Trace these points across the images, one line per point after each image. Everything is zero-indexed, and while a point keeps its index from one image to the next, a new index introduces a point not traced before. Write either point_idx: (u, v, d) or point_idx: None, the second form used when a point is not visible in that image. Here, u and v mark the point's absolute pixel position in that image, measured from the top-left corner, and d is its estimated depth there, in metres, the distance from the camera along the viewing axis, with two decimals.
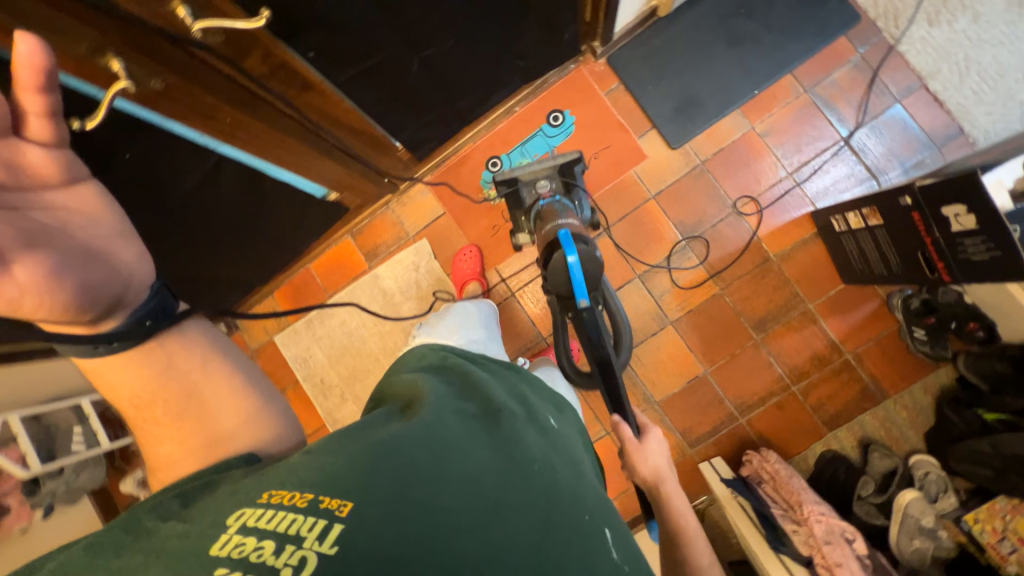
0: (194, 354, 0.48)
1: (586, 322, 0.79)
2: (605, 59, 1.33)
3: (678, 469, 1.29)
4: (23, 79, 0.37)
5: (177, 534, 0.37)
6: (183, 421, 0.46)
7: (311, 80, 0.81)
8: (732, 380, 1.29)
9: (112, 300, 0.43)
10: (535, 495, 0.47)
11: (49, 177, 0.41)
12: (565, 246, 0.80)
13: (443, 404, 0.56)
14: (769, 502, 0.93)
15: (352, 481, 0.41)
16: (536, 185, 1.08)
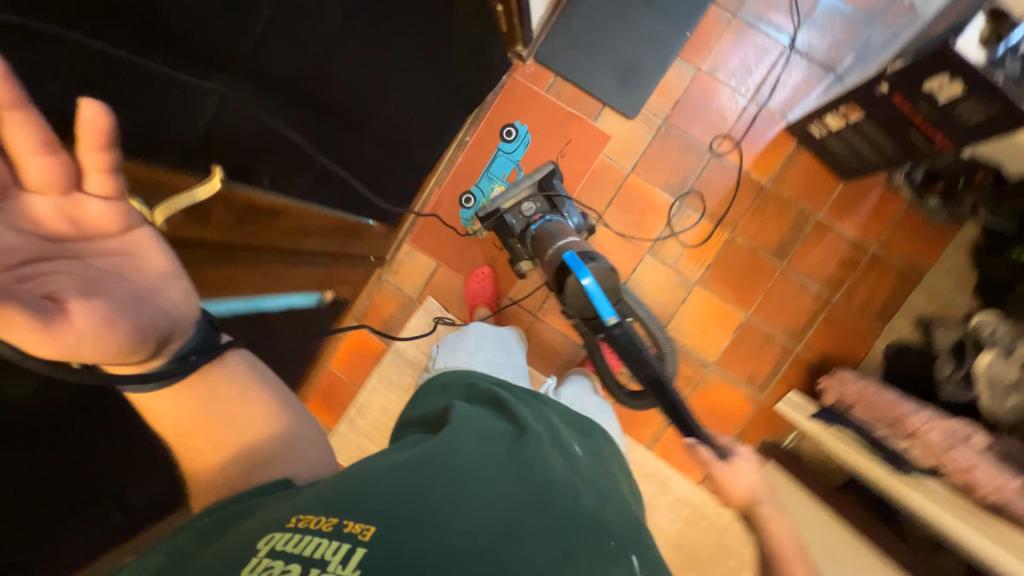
0: (234, 386, 0.52)
1: (619, 338, 0.79)
2: (532, 58, 1.30)
3: (759, 416, 1.28)
4: (84, 141, 0.35)
5: (211, 554, 0.41)
6: (222, 446, 0.51)
7: (277, 206, 0.76)
8: (775, 314, 1.27)
9: (162, 337, 0.45)
10: (552, 520, 0.50)
11: (109, 227, 0.41)
12: (576, 269, 0.82)
13: (471, 428, 0.61)
14: (868, 425, 0.91)
15: (376, 505, 0.45)
16: (520, 210, 1.05)
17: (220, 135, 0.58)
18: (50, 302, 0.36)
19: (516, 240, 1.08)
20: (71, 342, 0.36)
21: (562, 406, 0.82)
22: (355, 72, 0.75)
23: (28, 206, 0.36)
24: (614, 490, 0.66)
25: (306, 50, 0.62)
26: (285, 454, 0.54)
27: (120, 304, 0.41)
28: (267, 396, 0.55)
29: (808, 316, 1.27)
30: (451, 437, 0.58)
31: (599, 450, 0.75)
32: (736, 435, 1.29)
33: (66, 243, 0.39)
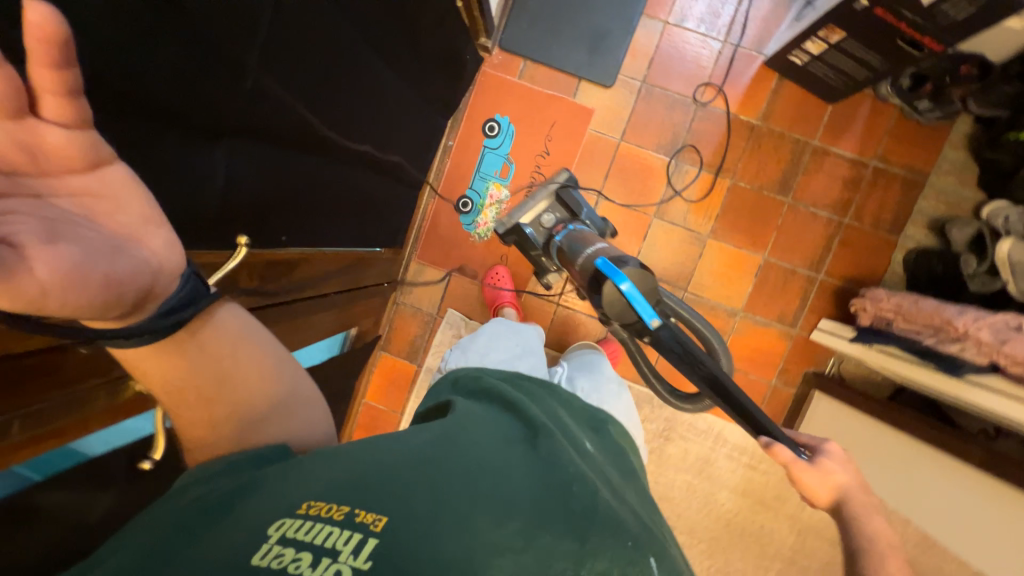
0: (224, 341, 0.50)
1: (665, 341, 0.72)
2: (497, 48, 1.27)
3: (796, 351, 1.30)
4: (31, 52, 0.28)
5: (219, 537, 0.41)
6: (213, 401, 0.50)
7: (295, 257, 0.74)
8: (791, 248, 1.28)
9: (140, 294, 0.39)
10: (569, 520, 0.52)
11: (74, 161, 0.34)
12: (613, 275, 0.76)
13: (484, 429, 0.63)
14: (915, 335, 0.93)
15: (389, 501, 0.47)
16: (541, 220, 1.09)
17: (233, 201, 0.55)
18: (2, 244, 0.28)
19: (537, 249, 1.11)
20: (33, 294, 0.30)
21: (576, 402, 0.86)
22: (345, 103, 0.71)
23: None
24: (629, 489, 0.68)
25: (298, 92, 0.59)
26: (281, 412, 0.55)
27: (91, 248, 0.34)
28: (263, 352, 0.54)
29: (823, 243, 1.27)
30: (464, 437, 0.60)
31: (614, 450, 0.77)
32: (778, 373, 1.31)
33: (24, 179, 0.32)
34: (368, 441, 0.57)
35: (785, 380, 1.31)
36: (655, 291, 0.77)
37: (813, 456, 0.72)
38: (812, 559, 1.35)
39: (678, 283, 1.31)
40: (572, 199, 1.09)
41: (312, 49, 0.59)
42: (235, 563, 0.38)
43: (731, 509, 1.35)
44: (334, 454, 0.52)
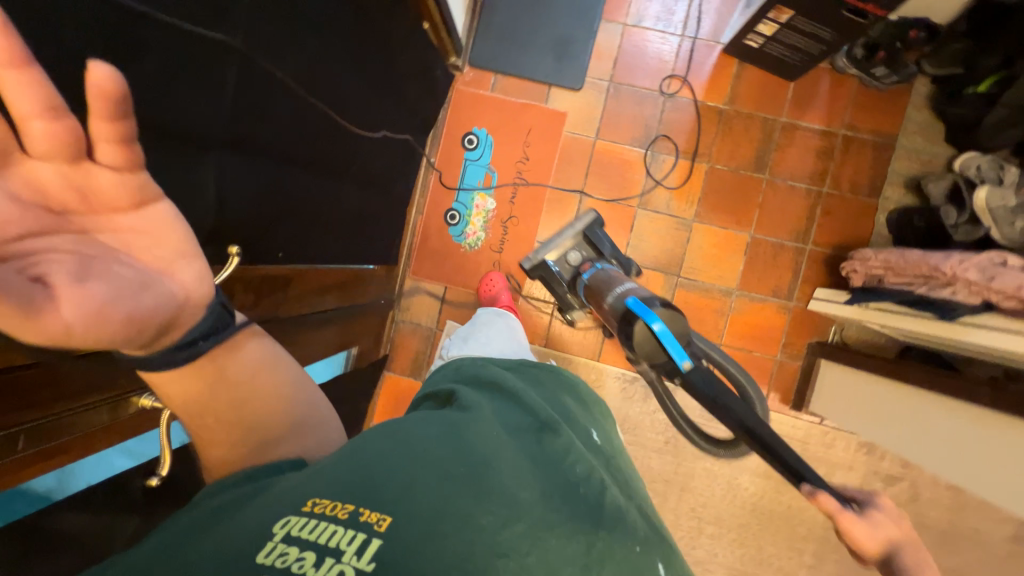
0: (242, 366, 0.55)
1: (697, 384, 0.69)
2: (468, 65, 1.33)
3: (796, 323, 1.31)
4: (94, 108, 0.32)
5: (226, 534, 0.43)
6: (231, 422, 0.55)
7: (290, 273, 0.76)
8: (776, 222, 1.30)
9: (164, 321, 0.44)
10: (575, 523, 0.56)
11: (120, 200, 0.38)
12: (644, 315, 0.75)
13: (490, 428, 0.65)
14: (906, 287, 0.94)
15: (395, 498, 0.48)
16: (567, 258, 1.14)
17: (227, 216, 0.57)
18: (35, 284, 0.33)
19: (565, 286, 1.16)
20: (58, 332, 0.35)
21: (583, 386, 0.97)
22: (326, 121, 0.75)
23: (31, 174, 0.32)
24: (626, 484, 0.73)
25: (280, 110, 0.62)
26: (297, 431, 0.60)
27: (124, 286, 0.39)
28: (279, 374, 0.59)
29: (806, 214, 1.30)
30: (470, 435, 0.61)
31: (611, 442, 0.85)
32: (782, 347, 1.32)
33: (72, 217, 0.36)
34: (374, 434, 0.59)
35: (790, 353, 1.32)
36: (688, 334, 0.74)
37: (863, 509, 0.64)
38: None
39: (671, 269, 1.33)
40: (599, 240, 1.13)
41: (291, 69, 0.62)
42: (241, 562, 0.39)
43: (755, 492, 1.33)
44: (340, 454, 0.54)
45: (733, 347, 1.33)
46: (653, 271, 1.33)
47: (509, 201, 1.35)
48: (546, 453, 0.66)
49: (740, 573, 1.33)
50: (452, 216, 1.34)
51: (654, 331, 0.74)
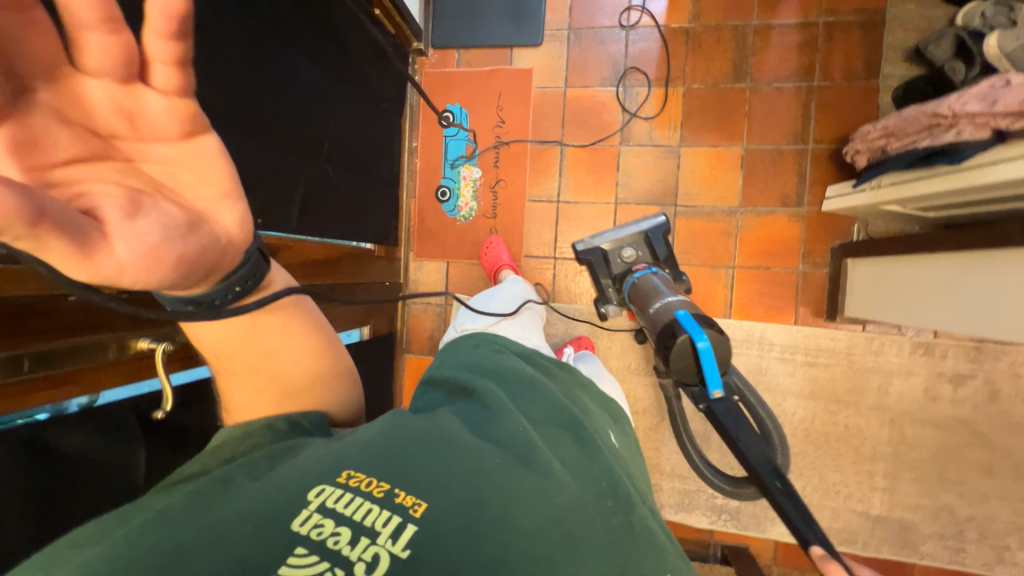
0: (274, 317, 0.54)
1: (718, 412, 0.82)
2: (432, 48, 1.38)
3: (812, 229, 1.22)
4: (153, 23, 0.33)
5: (259, 493, 0.45)
6: (257, 368, 0.54)
7: (273, 243, 0.83)
8: (768, 129, 1.24)
9: (207, 269, 0.43)
10: (611, 534, 0.50)
11: (168, 129, 0.38)
12: (693, 330, 0.80)
13: (522, 417, 0.62)
14: (912, 141, 0.86)
15: (431, 487, 0.47)
16: (622, 255, 1.09)
17: None
18: (87, 218, 0.32)
19: (609, 279, 1.12)
20: (111, 273, 0.34)
21: (596, 388, 0.88)
22: (284, 96, 0.81)
23: (81, 93, 0.34)
24: (650, 491, 0.68)
25: (231, 83, 0.69)
26: (324, 386, 0.60)
27: (173, 224, 0.38)
28: (311, 328, 0.59)
29: (800, 113, 1.22)
30: (501, 427, 0.59)
31: (631, 441, 0.80)
32: (803, 258, 1.23)
33: (118, 143, 0.36)
34: (403, 416, 0.59)
35: (813, 262, 1.23)
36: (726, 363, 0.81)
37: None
38: (918, 447, 1.19)
39: (666, 200, 1.29)
40: (657, 240, 1.07)
41: (238, 44, 0.69)
42: (280, 526, 0.41)
43: (805, 416, 1.23)
44: (368, 431, 0.55)
45: (748, 267, 1.26)
46: (648, 206, 1.30)
47: (494, 166, 1.37)
48: (585, 449, 0.62)
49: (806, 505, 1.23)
50: (443, 192, 1.38)
51: (696, 348, 0.80)
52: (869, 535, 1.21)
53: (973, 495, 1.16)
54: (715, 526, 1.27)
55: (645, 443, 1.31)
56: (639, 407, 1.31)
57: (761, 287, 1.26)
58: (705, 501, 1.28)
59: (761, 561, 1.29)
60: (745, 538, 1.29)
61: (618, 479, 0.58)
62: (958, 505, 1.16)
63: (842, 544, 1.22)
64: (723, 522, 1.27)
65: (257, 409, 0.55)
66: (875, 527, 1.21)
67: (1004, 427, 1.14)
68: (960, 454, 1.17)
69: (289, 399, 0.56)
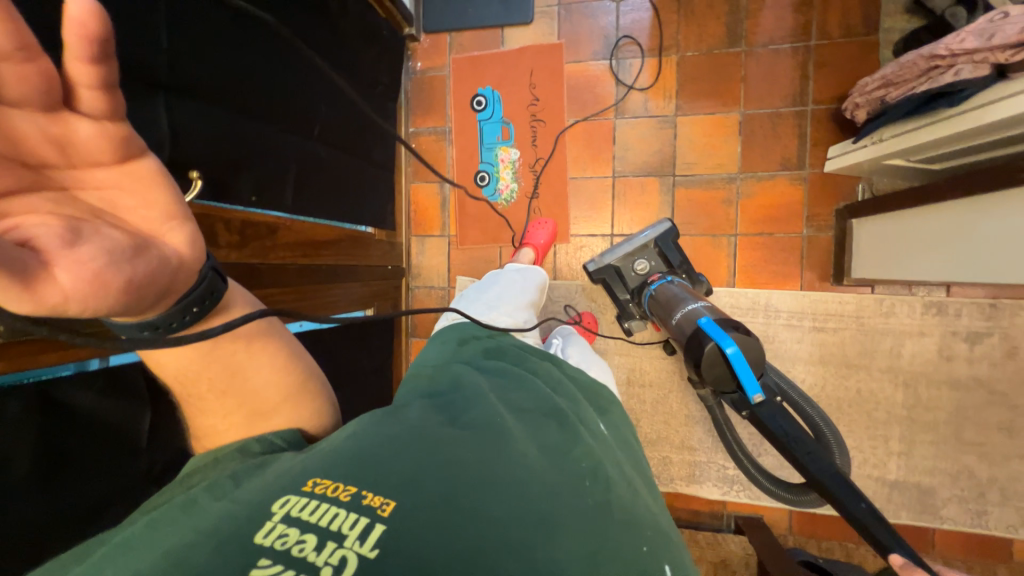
0: (238, 337, 0.55)
1: (766, 418, 0.80)
2: (424, 33, 1.39)
3: (814, 191, 1.20)
4: (71, 47, 0.32)
5: (224, 510, 0.43)
6: (224, 392, 0.54)
7: (271, 222, 0.85)
8: (766, 93, 1.21)
9: (158, 293, 0.42)
10: (586, 516, 0.48)
11: (102, 155, 0.38)
12: (719, 337, 0.78)
13: (497, 409, 0.61)
14: (913, 85, 0.83)
15: (400, 482, 0.46)
16: (635, 267, 1.16)
17: (186, 149, 0.66)
18: (25, 251, 0.31)
19: (628, 295, 1.19)
20: (56, 303, 0.33)
21: (584, 377, 0.88)
22: (273, 79, 0.82)
23: (8, 125, 0.33)
24: (638, 477, 0.65)
25: (216, 66, 0.70)
26: (296, 399, 0.59)
27: (117, 249, 0.37)
28: (277, 346, 0.59)
29: (798, 75, 1.20)
30: (477, 417, 0.58)
31: (620, 432, 0.78)
32: (806, 222, 1.21)
33: (50, 172, 0.35)
34: (375, 420, 0.58)
35: (817, 227, 1.21)
36: (761, 365, 0.78)
37: None
38: (935, 410, 1.16)
39: (664, 170, 1.28)
40: (668, 249, 1.13)
41: (226, 25, 0.71)
42: (242, 540, 0.39)
43: (815, 383, 1.21)
44: (337, 439, 0.54)
45: (751, 234, 1.24)
46: (645, 178, 1.29)
47: (534, 145, 1.35)
48: (562, 433, 0.60)
49: None
50: (482, 176, 1.37)
51: (727, 356, 0.78)
52: (887, 501, 1.19)
53: (994, 456, 1.13)
54: (727, 497, 1.26)
55: (654, 415, 1.30)
56: (645, 381, 1.30)
57: (766, 254, 1.24)
58: (716, 472, 1.27)
59: (777, 531, 1.27)
60: (759, 508, 1.28)
61: (596, 463, 0.57)
62: (978, 466, 1.14)
63: None
64: (736, 492, 1.26)
65: (229, 432, 0.56)
66: (893, 492, 1.19)
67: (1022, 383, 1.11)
68: (978, 415, 1.14)
69: (260, 419, 0.56)
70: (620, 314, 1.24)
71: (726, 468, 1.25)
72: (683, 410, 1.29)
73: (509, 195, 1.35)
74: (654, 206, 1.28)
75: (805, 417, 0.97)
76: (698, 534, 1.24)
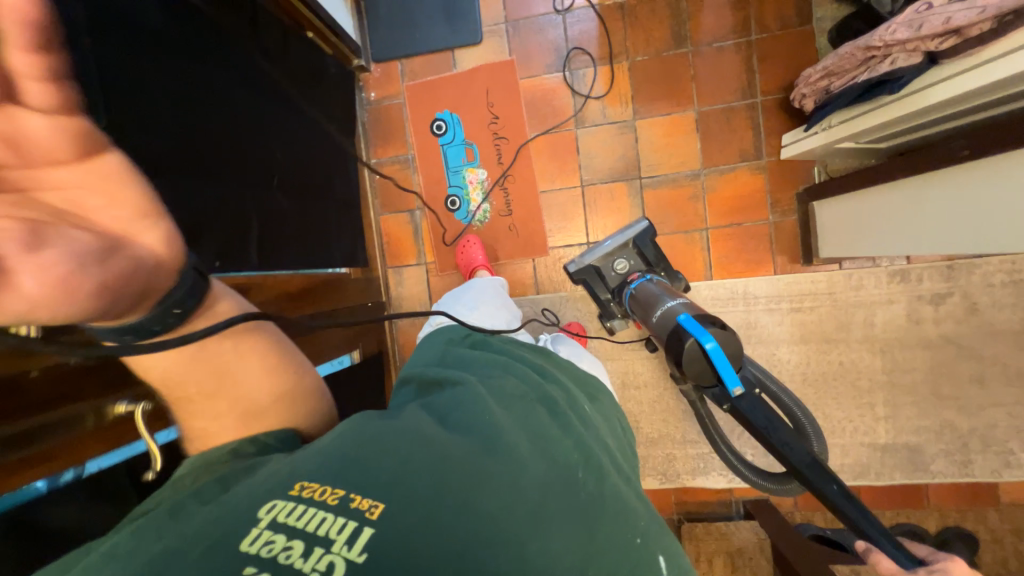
0: (224, 336, 0.52)
1: (745, 409, 0.79)
2: (374, 63, 1.37)
3: (774, 178, 1.25)
4: (8, 35, 0.30)
5: (207, 517, 0.41)
6: (212, 395, 0.50)
7: (241, 283, 0.82)
8: (716, 88, 1.25)
9: (135, 294, 0.43)
10: (578, 511, 0.48)
11: (62, 153, 0.36)
12: (698, 333, 0.80)
13: (488, 401, 0.60)
14: (855, 72, 0.87)
15: (390, 483, 0.44)
16: (615, 267, 1.17)
17: None
18: None
19: (609, 294, 1.20)
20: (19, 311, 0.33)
21: (574, 368, 0.89)
22: (223, 132, 0.79)
23: None
24: (626, 463, 0.66)
25: (164, 132, 0.67)
26: (290, 400, 0.56)
27: (84, 252, 0.37)
28: (264, 345, 0.55)
29: (744, 68, 1.24)
30: (467, 412, 0.57)
31: (606, 417, 0.79)
32: (771, 208, 1.25)
33: (6, 173, 0.34)
34: (364, 416, 0.56)
35: (781, 212, 1.25)
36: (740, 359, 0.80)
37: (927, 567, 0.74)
38: (911, 371, 1.22)
39: (630, 174, 1.30)
40: (645, 246, 1.15)
41: (166, 85, 0.68)
42: (224, 550, 0.37)
43: (800, 361, 1.25)
44: (328, 436, 0.51)
45: (721, 226, 1.27)
46: (613, 183, 1.31)
47: (497, 163, 1.35)
48: (553, 425, 0.60)
49: None
50: (452, 200, 1.36)
51: (705, 352, 0.79)
52: (881, 465, 1.24)
53: (971, 407, 1.20)
54: (733, 484, 1.29)
55: (652, 414, 1.32)
56: (639, 382, 1.32)
57: (737, 244, 1.27)
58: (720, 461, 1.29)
59: (784, 510, 1.31)
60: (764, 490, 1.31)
61: (588, 453, 0.58)
62: (958, 419, 1.21)
63: (857, 477, 1.25)
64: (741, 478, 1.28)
65: None
66: (885, 456, 1.24)
67: (985, 336, 1.18)
68: (951, 370, 1.20)
69: (260, 431, 0.52)
70: (601, 313, 1.25)
71: None
72: (680, 405, 1.30)
73: (481, 216, 1.34)
74: (625, 209, 1.30)
75: (783, 407, 0.99)
76: (709, 526, 1.26)
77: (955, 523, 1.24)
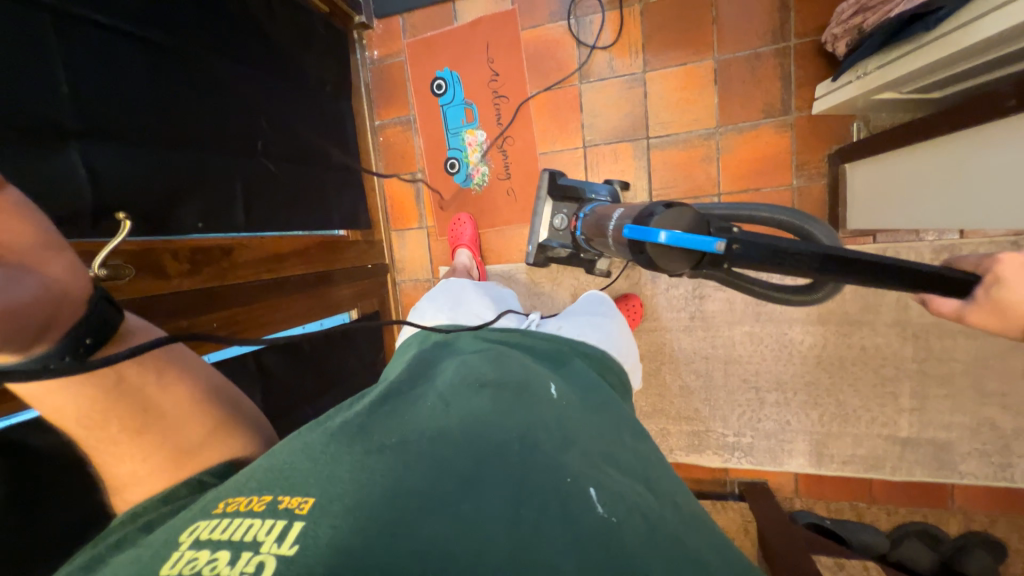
0: (147, 371, 0.51)
1: (748, 253, 0.53)
2: (376, 20, 1.34)
3: (803, 138, 1.10)
4: None
5: (129, 558, 0.39)
6: (139, 431, 0.49)
7: (224, 243, 0.88)
8: (742, 32, 1.10)
9: (42, 322, 0.43)
10: (508, 465, 0.45)
11: None
12: (646, 236, 0.59)
13: (429, 394, 0.59)
14: (890, 6, 0.72)
15: (318, 480, 0.43)
16: (554, 223, 1.08)
17: (111, 189, 0.69)
18: None
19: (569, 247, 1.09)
20: None
21: (541, 339, 0.79)
22: (204, 102, 0.83)
23: None
24: (594, 413, 0.60)
25: (142, 94, 0.73)
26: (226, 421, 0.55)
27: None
28: (180, 371, 0.54)
29: (776, 7, 1.07)
30: (405, 408, 0.56)
31: (582, 376, 0.69)
32: (796, 171, 1.11)
33: None
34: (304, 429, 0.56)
35: (808, 175, 1.11)
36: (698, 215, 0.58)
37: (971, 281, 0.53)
38: (950, 362, 1.07)
39: (638, 134, 1.20)
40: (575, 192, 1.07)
41: (135, 52, 0.72)
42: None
43: (814, 343, 1.15)
44: None
45: (735, 193, 1.15)
46: (619, 144, 1.21)
47: (496, 123, 1.29)
48: (495, 394, 0.57)
49: (825, 435, 1.17)
50: (451, 163, 1.33)
51: (668, 242, 0.58)
52: (898, 459, 1.13)
53: (1020, 406, 1.04)
54: (728, 464, 1.25)
55: (649, 389, 1.28)
56: None
57: None
58: (716, 441, 1.25)
59: (783, 494, 1.26)
60: (763, 473, 1.26)
61: (530, 413, 0.53)
62: (1003, 417, 1.06)
63: (869, 470, 1.15)
64: (737, 459, 1.23)
65: None
66: (906, 450, 1.12)
67: None
68: (1001, 363, 1.04)
69: None
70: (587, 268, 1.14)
71: (724, 435, 1.23)
72: (677, 381, 1.25)
73: (480, 179, 1.32)
74: (630, 173, 1.22)
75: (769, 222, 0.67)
76: None
77: (981, 529, 1.12)
